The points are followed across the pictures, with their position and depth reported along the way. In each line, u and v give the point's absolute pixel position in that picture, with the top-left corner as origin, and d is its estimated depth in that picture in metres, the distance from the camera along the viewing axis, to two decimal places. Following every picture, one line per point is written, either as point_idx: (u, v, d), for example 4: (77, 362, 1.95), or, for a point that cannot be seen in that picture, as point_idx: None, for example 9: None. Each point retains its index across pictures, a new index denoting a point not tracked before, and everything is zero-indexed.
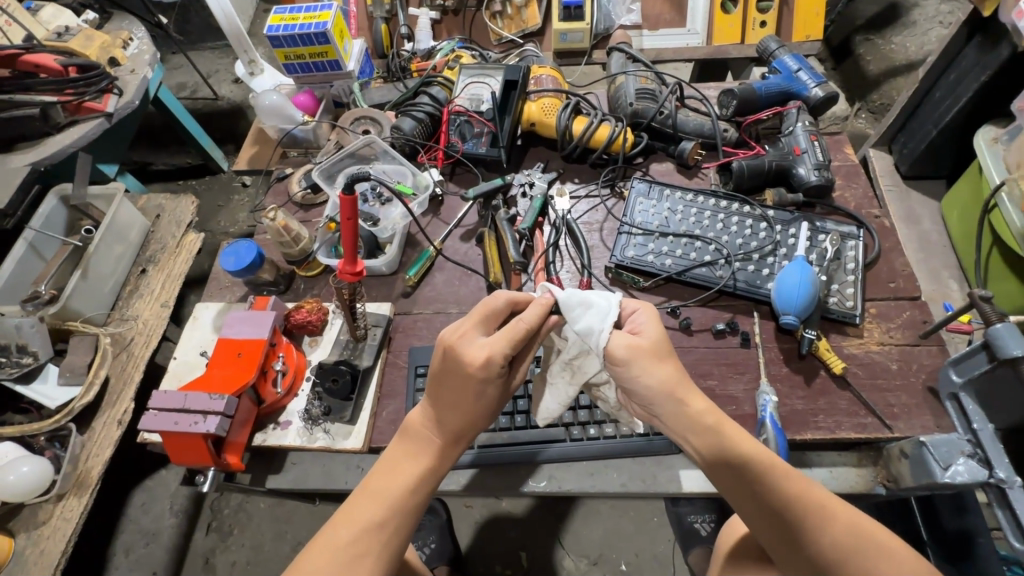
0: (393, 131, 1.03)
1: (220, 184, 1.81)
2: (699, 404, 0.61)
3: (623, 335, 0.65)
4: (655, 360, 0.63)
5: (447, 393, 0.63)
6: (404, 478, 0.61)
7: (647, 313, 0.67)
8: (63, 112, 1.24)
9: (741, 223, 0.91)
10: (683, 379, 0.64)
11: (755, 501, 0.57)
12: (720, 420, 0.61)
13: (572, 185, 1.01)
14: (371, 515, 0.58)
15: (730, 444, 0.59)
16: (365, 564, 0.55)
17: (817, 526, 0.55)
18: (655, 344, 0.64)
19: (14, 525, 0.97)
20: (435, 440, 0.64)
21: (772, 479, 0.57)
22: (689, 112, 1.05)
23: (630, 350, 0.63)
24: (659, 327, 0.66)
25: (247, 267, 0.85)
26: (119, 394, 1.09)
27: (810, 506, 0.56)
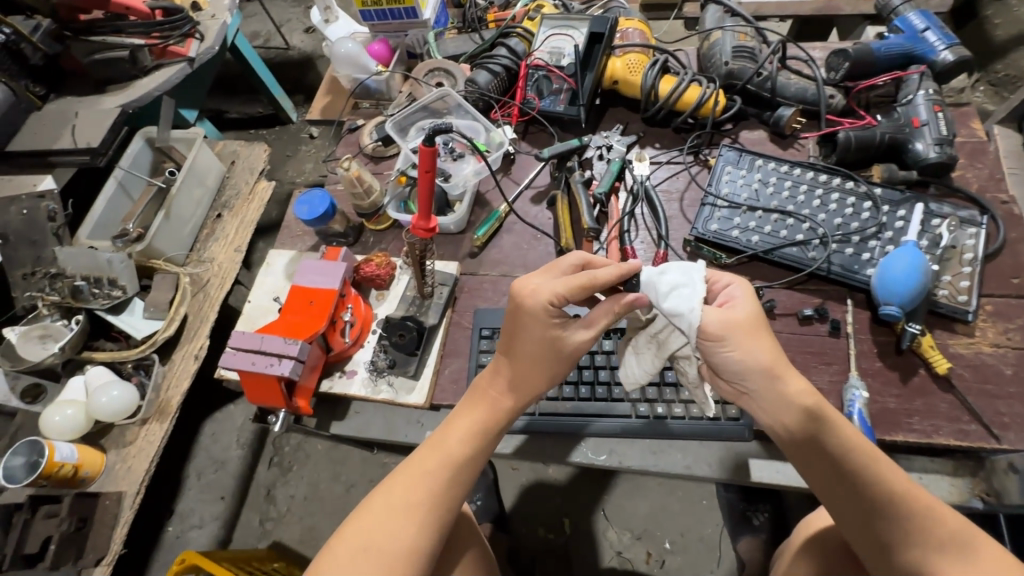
0: (467, 85, 0.99)
1: (289, 134, 1.83)
2: (798, 387, 0.56)
3: (712, 308, 0.59)
4: (753, 336, 0.57)
5: (508, 344, 0.63)
6: (460, 431, 0.63)
7: (745, 287, 0.61)
8: (150, 55, 1.28)
9: (842, 201, 0.82)
10: (782, 358, 0.57)
11: (848, 495, 0.54)
12: (821, 406, 0.56)
13: (652, 150, 0.95)
14: (431, 466, 0.60)
15: (832, 434, 0.54)
16: (421, 510, 0.58)
17: (913, 527, 0.52)
18: (754, 318, 0.58)
19: (106, 442, 1.06)
20: (494, 388, 0.64)
21: (873, 475, 0.53)
22: (792, 75, 0.95)
23: (726, 324, 0.57)
24: (756, 304, 0.60)
25: (320, 217, 0.86)
26: (196, 331, 1.15)
27: (911, 505, 0.52)
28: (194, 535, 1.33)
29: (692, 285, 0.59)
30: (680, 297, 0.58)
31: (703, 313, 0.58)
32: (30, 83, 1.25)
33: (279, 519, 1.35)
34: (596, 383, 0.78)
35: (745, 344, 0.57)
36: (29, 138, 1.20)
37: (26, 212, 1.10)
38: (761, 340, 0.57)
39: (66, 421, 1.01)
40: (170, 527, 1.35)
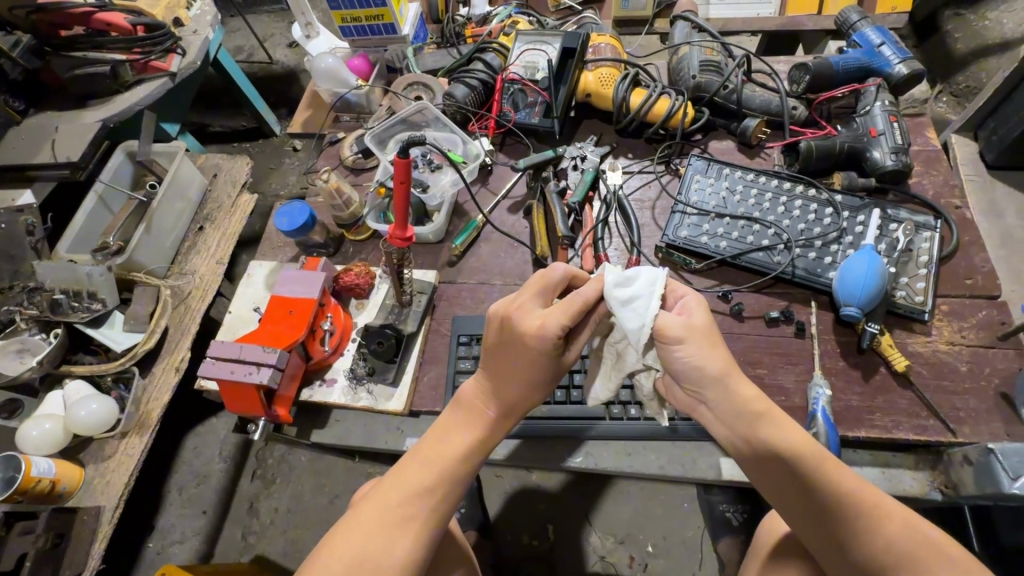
0: (445, 98, 1.02)
1: (272, 147, 1.85)
2: (747, 394, 0.59)
3: (673, 316, 0.61)
4: (709, 343, 0.60)
5: (504, 363, 0.63)
6: (454, 447, 0.62)
7: (698, 297, 0.63)
8: (131, 70, 1.29)
9: (805, 207, 0.86)
10: (733, 366, 0.60)
11: (802, 498, 0.55)
12: (768, 412, 0.58)
13: (625, 160, 0.98)
14: (426, 479, 0.60)
15: (780, 437, 0.56)
16: (411, 529, 0.57)
17: (864, 528, 0.52)
18: (708, 328, 0.61)
19: (84, 456, 1.05)
20: (489, 412, 0.64)
21: (819, 476, 0.54)
22: (757, 87, 0.99)
23: (686, 329, 0.60)
24: (708, 312, 0.62)
25: (299, 228, 0.88)
26: (177, 343, 1.15)
27: (862, 506, 0.53)
28: (175, 551, 1.32)
29: (650, 296, 0.60)
30: (635, 308, 0.59)
31: (655, 323, 0.60)
32: (9, 99, 1.24)
33: (262, 533, 1.34)
34: (571, 386, 0.80)
35: (703, 351, 0.59)
36: (8, 153, 1.20)
37: (4, 226, 1.09)
38: (715, 350, 0.60)
39: (44, 435, 1.01)
40: (150, 543, 1.33)
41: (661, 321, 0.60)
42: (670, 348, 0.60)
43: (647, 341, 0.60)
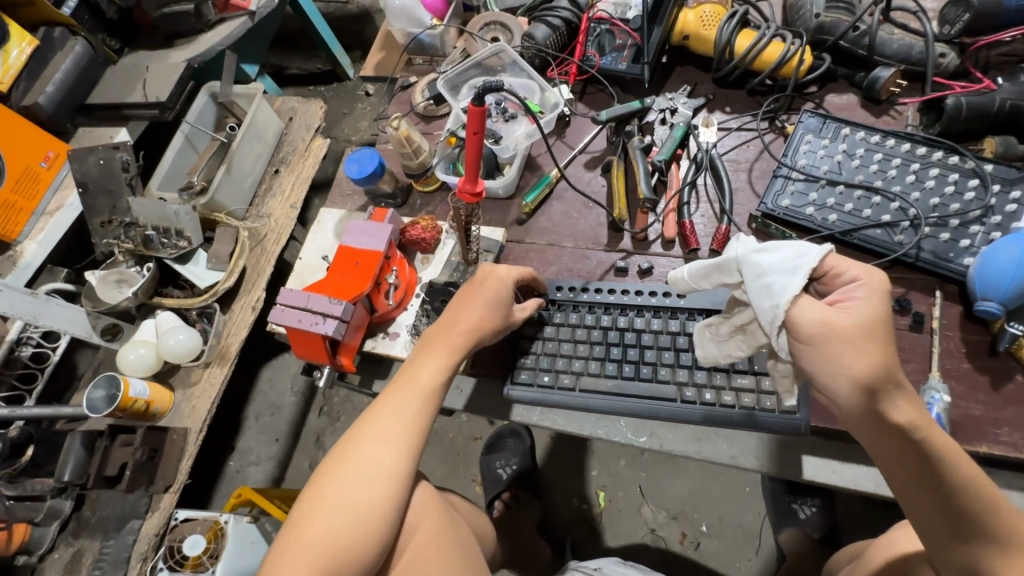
0: (524, 40, 0.94)
1: (345, 91, 1.84)
2: (905, 415, 0.50)
3: (817, 304, 0.53)
4: (860, 347, 0.50)
5: (469, 295, 0.70)
6: (426, 367, 0.66)
7: (870, 287, 0.52)
8: (213, 9, 1.30)
9: (941, 177, 0.72)
10: (895, 373, 0.50)
11: (939, 514, 0.50)
12: (928, 434, 0.50)
13: (721, 115, 0.87)
14: (404, 397, 0.65)
15: (943, 458, 0.49)
16: (399, 449, 0.62)
17: (998, 554, 0.49)
18: (866, 327, 0.51)
19: (174, 381, 1.14)
20: (450, 343, 0.67)
21: (969, 504, 0.49)
22: (895, 28, 0.82)
23: (825, 329, 0.51)
24: (871, 308, 0.52)
25: (368, 176, 0.86)
26: (254, 283, 1.21)
27: (1002, 531, 0.49)
28: (251, 471, 1.44)
29: (795, 274, 0.53)
30: (768, 283, 0.54)
31: (792, 307, 0.53)
32: (107, 38, 1.30)
33: None
34: (641, 362, 0.73)
35: (845, 357, 0.50)
36: (106, 91, 1.25)
37: (103, 162, 1.14)
38: (870, 354, 0.50)
39: (139, 359, 1.10)
40: (230, 462, 1.46)
41: (796, 310, 0.53)
42: (799, 346, 0.53)
43: (777, 324, 0.54)
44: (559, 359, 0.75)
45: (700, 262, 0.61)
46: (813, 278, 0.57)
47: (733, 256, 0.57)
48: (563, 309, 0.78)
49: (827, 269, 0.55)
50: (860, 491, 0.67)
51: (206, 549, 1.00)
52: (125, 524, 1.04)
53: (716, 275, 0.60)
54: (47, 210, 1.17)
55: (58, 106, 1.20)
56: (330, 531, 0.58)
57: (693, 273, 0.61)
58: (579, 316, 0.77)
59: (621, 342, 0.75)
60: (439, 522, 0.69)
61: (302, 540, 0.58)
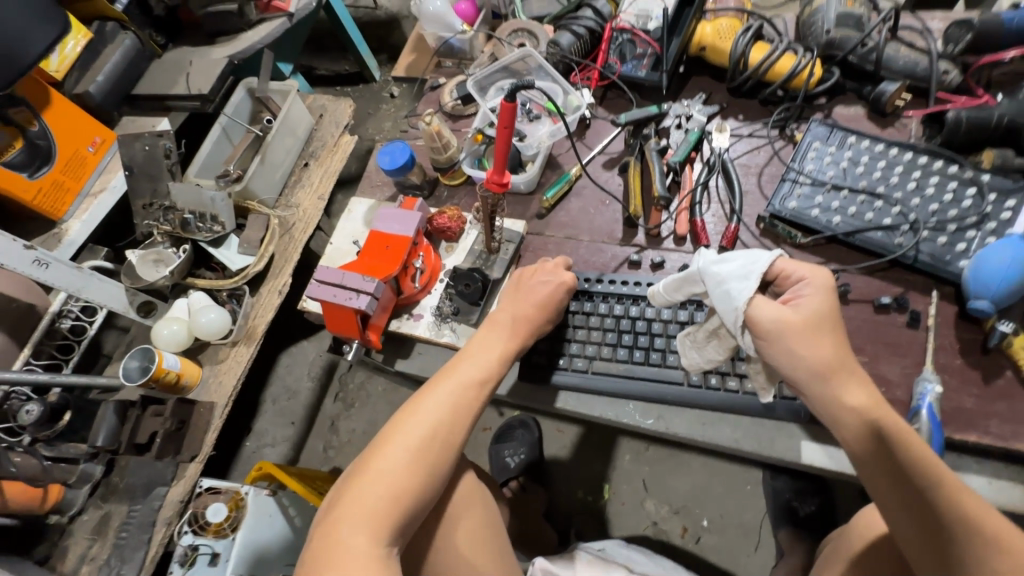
0: (549, 46, 1.00)
1: (371, 92, 1.91)
2: (857, 400, 0.55)
3: (772, 304, 0.58)
4: (812, 338, 0.57)
5: (529, 288, 0.77)
6: (493, 347, 0.73)
7: (815, 285, 0.59)
8: (255, 10, 1.38)
9: (941, 185, 0.77)
10: (844, 364, 0.56)
11: (896, 495, 0.52)
12: (886, 415, 0.54)
13: (734, 122, 0.92)
14: (470, 371, 0.70)
15: (897, 440, 0.52)
16: (463, 416, 0.67)
17: (960, 541, 0.49)
18: (814, 321, 0.57)
19: (202, 358, 1.21)
20: (515, 328, 0.74)
21: (920, 483, 0.51)
22: (902, 46, 0.87)
23: (780, 325, 0.57)
24: (822, 303, 0.58)
25: (399, 168, 0.92)
26: (281, 269, 1.27)
27: (960, 518, 0.49)
28: (267, 452, 1.50)
29: (750, 278, 0.59)
30: (727, 289, 0.60)
31: (749, 308, 0.59)
32: (153, 33, 1.38)
33: (340, 448, 1.48)
34: (650, 348, 0.78)
35: (801, 348, 0.56)
36: (151, 83, 1.33)
37: (148, 148, 1.22)
38: (821, 344, 0.56)
39: (172, 335, 1.17)
40: (247, 443, 1.51)
41: (754, 310, 0.58)
42: (761, 343, 0.58)
43: (741, 324, 0.59)
44: (574, 343, 0.80)
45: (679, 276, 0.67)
46: (771, 282, 0.63)
47: (694, 269, 0.63)
48: (581, 298, 0.83)
49: (777, 273, 0.62)
50: (853, 478, 0.71)
51: (227, 517, 1.05)
52: (152, 489, 1.09)
53: (685, 287, 0.66)
54: (91, 192, 1.24)
55: (106, 95, 1.27)
56: (399, 482, 0.62)
57: (667, 286, 0.68)
58: (593, 305, 0.82)
59: (632, 330, 0.79)
60: (476, 503, 0.74)
61: (368, 490, 0.62)
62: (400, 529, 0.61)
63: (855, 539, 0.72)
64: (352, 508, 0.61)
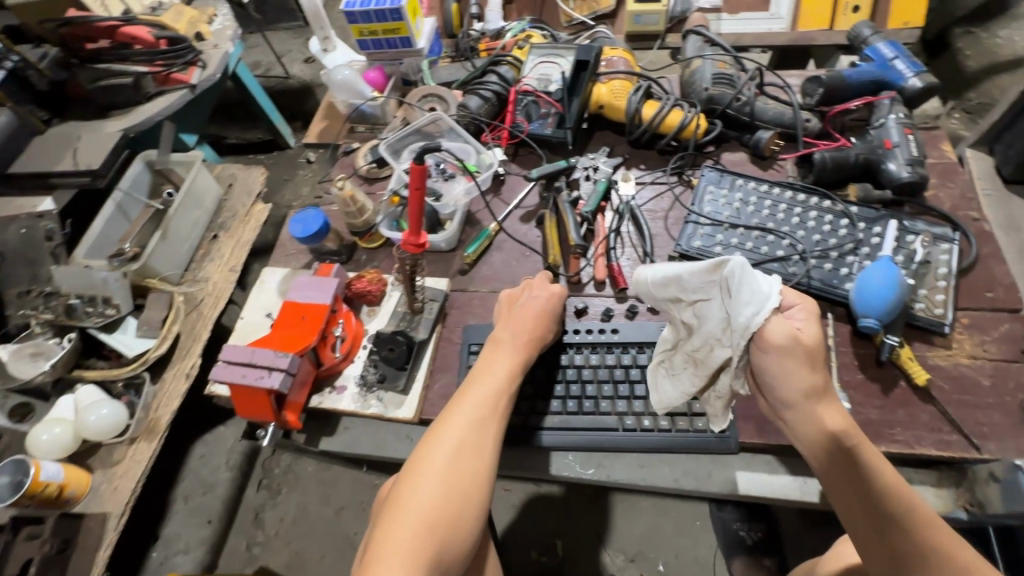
0: (459, 109, 1.03)
1: (286, 159, 1.88)
2: (837, 423, 0.56)
3: (783, 322, 0.56)
4: (808, 362, 0.56)
5: (521, 305, 0.76)
6: (499, 364, 0.71)
7: (807, 311, 0.58)
8: (153, 82, 1.32)
9: (820, 219, 0.85)
10: (830, 388, 0.58)
11: (869, 520, 0.54)
12: (858, 441, 0.56)
13: (637, 171, 0.98)
14: (483, 390, 0.68)
15: (867, 462, 0.55)
16: (489, 431, 0.65)
17: (925, 564, 0.51)
18: (815, 345, 0.57)
19: (93, 461, 1.05)
20: (519, 342, 0.73)
21: (888, 505, 0.53)
22: (769, 100, 0.99)
23: (792, 341, 0.55)
24: (818, 329, 0.58)
25: (313, 234, 0.89)
26: (188, 349, 1.16)
27: (925, 543, 0.52)
28: (178, 561, 1.31)
29: (771, 297, 0.55)
30: (755, 289, 0.55)
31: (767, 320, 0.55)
32: (36, 108, 1.29)
33: (267, 543, 1.33)
34: (583, 396, 0.78)
35: (796, 369, 0.56)
36: (30, 161, 1.22)
37: (24, 231, 1.12)
38: (816, 370, 0.57)
39: (54, 439, 1.01)
40: (154, 553, 1.32)
41: (769, 322, 0.55)
42: (762, 355, 0.57)
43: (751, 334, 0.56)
44: None
45: (686, 266, 0.60)
46: None
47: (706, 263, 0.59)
48: None
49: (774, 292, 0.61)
50: (789, 502, 0.72)
51: None
52: None
53: (675, 287, 0.63)
54: None
55: None
56: (430, 506, 0.59)
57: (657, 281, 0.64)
58: None
59: (563, 380, 0.79)
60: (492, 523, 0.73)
61: (403, 523, 0.58)
62: (446, 558, 0.58)
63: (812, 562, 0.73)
64: (387, 546, 0.57)
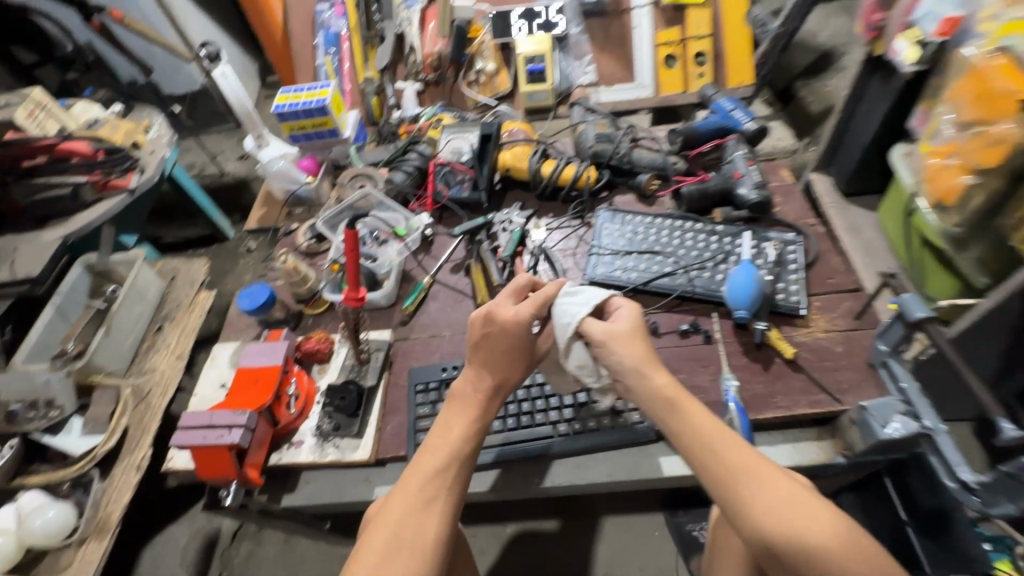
0: (386, 184, 1.18)
1: (226, 250, 1.95)
2: (660, 380, 0.68)
3: (600, 323, 0.73)
4: (629, 343, 0.71)
5: (490, 342, 0.73)
6: (456, 428, 0.70)
7: (629, 308, 0.75)
8: (92, 190, 1.38)
9: (695, 238, 1.03)
10: (654, 360, 0.70)
11: (702, 458, 0.61)
12: (682, 396, 0.66)
13: (547, 219, 1.15)
14: (437, 459, 0.67)
15: (688, 411, 0.65)
16: (435, 507, 0.63)
17: (747, 483, 0.57)
18: (631, 331, 0.72)
19: (38, 571, 1.01)
20: (480, 396, 0.72)
21: (713, 441, 0.61)
22: (643, 150, 1.20)
23: (607, 334, 0.71)
24: (635, 320, 0.73)
25: (261, 305, 0.97)
26: (138, 441, 1.17)
27: (744, 467, 0.59)
28: None
29: (586, 303, 0.73)
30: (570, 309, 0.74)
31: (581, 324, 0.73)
32: None
33: None
34: (520, 414, 0.88)
35: (620, 350, 0.70)
36: None
37: None
38: (635, 347, 0.71)
39: None
40: None
41: (586, 326, 0.73)
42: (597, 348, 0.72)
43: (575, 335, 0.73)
44: None
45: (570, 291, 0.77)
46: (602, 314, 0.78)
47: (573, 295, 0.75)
48: None
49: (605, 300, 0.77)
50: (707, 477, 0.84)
51: None
52: None
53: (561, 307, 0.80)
54: None
55: None
56: None
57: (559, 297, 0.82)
58: None
59: (502, 402, 0.89)
60: None
61: None
62: None
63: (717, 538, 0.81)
64: None
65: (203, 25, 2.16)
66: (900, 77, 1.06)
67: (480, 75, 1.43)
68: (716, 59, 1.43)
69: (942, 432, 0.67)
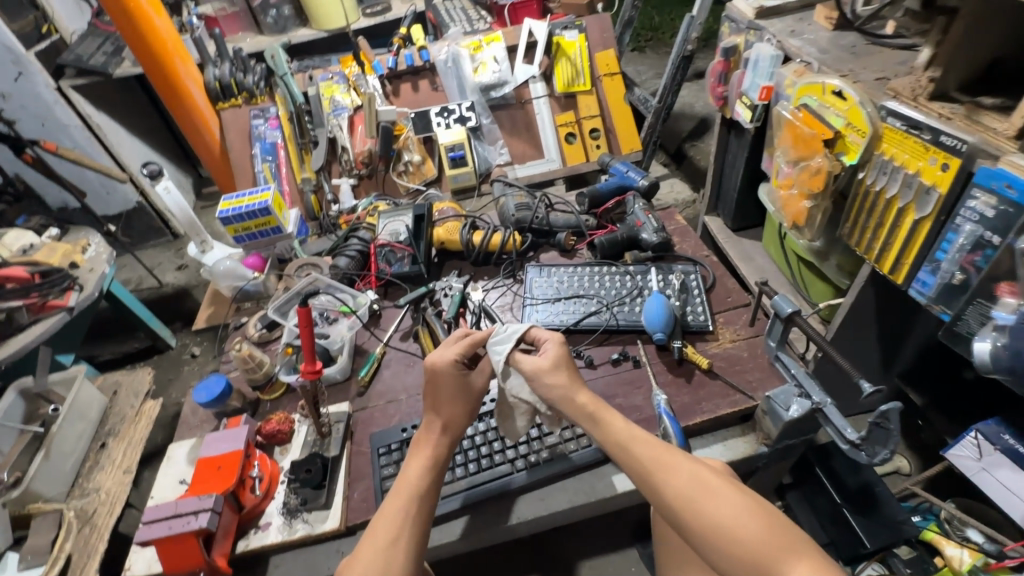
0: (331, 269, 1.28)
1: (169, 359, 1.91)
2: (583, 399, 0.78)
3: (531, 357, 0.82)
4: (555, 370, 0.80)
5: (433, 390, 0.82)
6: (414, 469, 0.77)
7: (553, 339, 0.84)
8: (27, 313, 1.38)
9: (612, 279, 1.19)
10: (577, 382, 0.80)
11: (627, 465, 0.71)
12: (602, 412, 0.76)
13: (483, 281, 1.28)
14: (398, 500, 0.73)
15: (608, 424, 0.75)
16: (401, 544, 0.68)
17: (663, 477, 0.67)
18: (555, 361, 0.81)
19: None
20: (435, 436, 0.80)
21: (633, 446, 0.71)
22: (558, 213, 1.38)
23: (535, 367, 0.80)
24: (560, 349, 0.83)
25: (217, 396, 1.00)
26: (84, 567, 1.07)
27: (659, 464, 0.69)
28: None
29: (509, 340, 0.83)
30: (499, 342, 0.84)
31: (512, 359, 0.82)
32: None
33: None
34: (479, 458, 0.94)
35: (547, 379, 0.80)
36: None
37: None
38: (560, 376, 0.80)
39: None
40: None
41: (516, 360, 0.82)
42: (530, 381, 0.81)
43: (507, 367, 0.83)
44: None
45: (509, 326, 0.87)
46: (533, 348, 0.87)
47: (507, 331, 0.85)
48: None
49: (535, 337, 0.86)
50: None
51: None
52: None
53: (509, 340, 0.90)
54: None
55: None
56: None
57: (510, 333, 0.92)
58: None
59: (461, 450, 0.95)
60: None
61: None
62: None
63: (665, 541, 0.89)
64: None
65: (137, 149, 2.27)
66: (748, 133, 1.32)
67: (409, 166, 1.60)
68: (608, 133, 1.73)
69: (828, 404, 0.82)
